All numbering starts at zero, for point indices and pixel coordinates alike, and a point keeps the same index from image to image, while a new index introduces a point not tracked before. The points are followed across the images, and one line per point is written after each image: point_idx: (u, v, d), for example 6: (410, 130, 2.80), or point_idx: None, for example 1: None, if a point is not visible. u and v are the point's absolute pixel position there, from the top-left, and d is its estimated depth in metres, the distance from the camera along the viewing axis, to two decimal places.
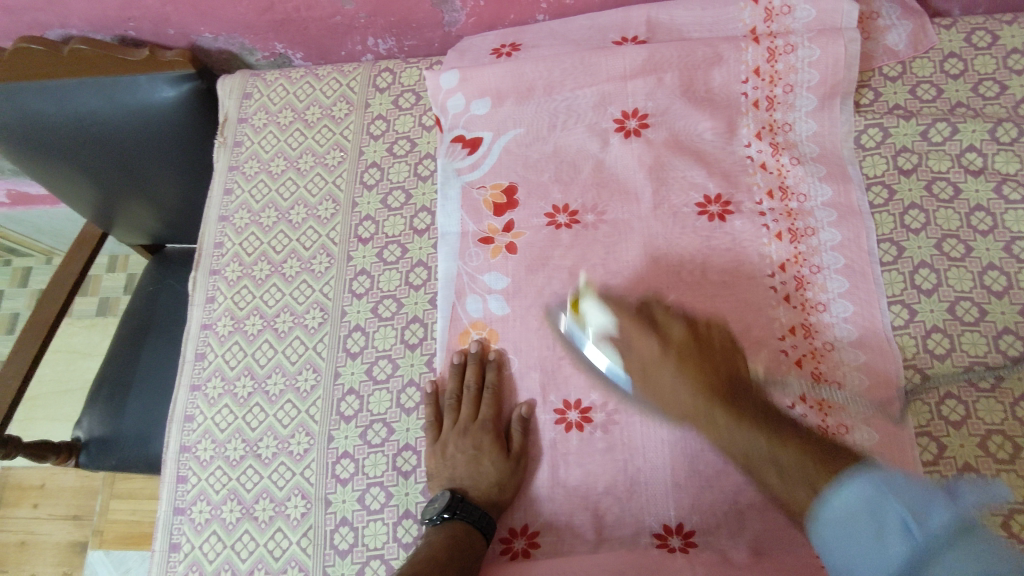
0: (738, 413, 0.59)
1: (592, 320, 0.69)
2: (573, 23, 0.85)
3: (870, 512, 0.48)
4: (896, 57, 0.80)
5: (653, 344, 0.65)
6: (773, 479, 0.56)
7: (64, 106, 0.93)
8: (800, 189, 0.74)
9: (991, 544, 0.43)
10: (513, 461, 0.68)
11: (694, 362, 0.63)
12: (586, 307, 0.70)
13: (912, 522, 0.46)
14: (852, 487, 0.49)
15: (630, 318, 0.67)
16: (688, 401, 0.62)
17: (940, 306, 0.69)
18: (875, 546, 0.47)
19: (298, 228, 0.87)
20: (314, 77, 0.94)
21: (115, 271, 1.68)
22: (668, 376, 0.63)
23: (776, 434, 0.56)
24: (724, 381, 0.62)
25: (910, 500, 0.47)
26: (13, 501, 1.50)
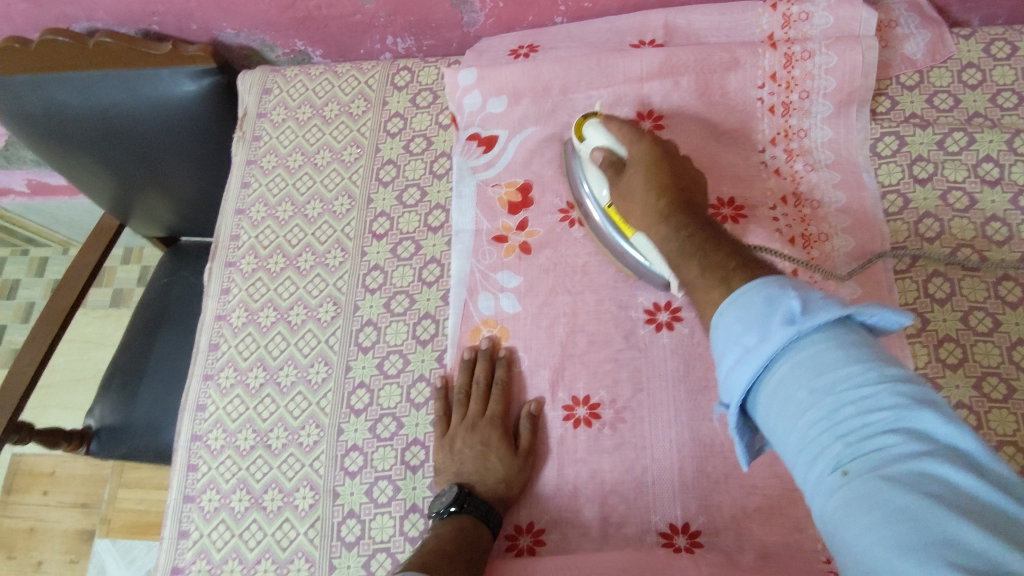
0: (688, 222, 0.58)
1: (592, 140, 0.70)
2: (591, 25, 0.86)
3: (765, 306, 0.45)
4: (914, 65, 0.80)
5: (644, 149, 0.66)
6: (692, 268, 0.54)
7: (88, 97, 0.94)
8: (813, 196, 0.75)
9: (870, 356, 0.41)
10: (521, 456, 0.68)
11: (669, 172, 0.64)
12: (587, 130, 0.71)
13: (799, 313, 0.43)
14: (755, 287, 0.46)
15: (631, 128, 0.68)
16: (643, 205, 0.63)
17: (953, 315, 0.69)
18: (756, 339, 0.44)
19: (313, 223, 0.88)
20: (333, 74, 0.95)
21: (130, 263, 1.70)
22: (641, 174, 0.64)
23: (715, 241, 0.55)
24: (684, 197, 0.62)
25: (805, 295, 0.44)
26: (24, 487, 1.52)
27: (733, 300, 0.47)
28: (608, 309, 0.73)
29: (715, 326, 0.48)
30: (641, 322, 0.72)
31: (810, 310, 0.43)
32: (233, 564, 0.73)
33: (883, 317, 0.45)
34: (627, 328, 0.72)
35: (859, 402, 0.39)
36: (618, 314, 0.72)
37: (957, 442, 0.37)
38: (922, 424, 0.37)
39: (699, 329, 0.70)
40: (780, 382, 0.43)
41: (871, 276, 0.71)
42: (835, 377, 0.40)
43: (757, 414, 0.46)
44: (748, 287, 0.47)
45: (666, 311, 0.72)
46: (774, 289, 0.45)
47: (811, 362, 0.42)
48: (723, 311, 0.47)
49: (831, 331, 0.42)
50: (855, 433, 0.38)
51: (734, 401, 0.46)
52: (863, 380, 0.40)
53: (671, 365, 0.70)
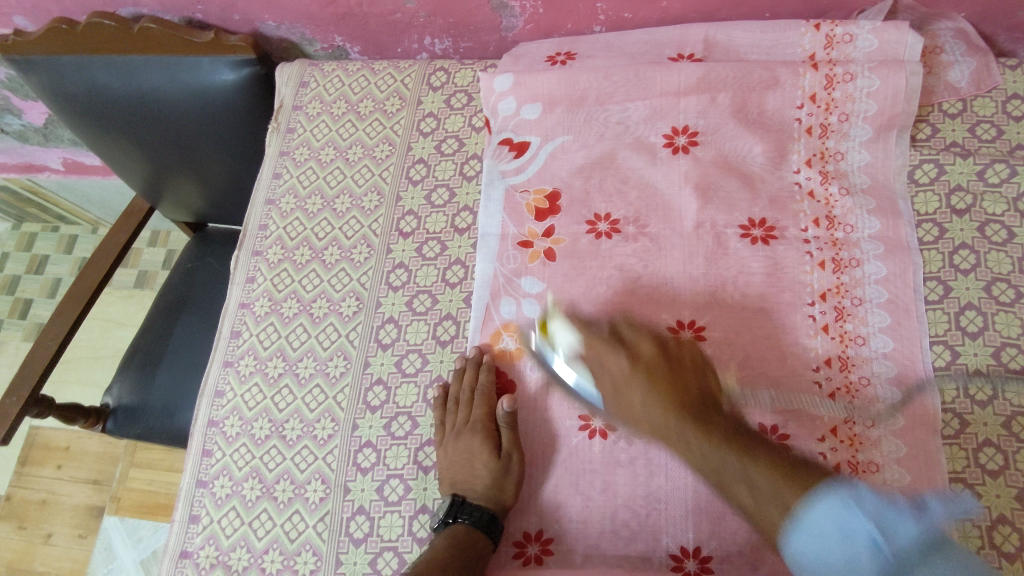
0: (718, 432, 0.59)
1: (559, 337, 0.69)
2: (629, 36, 0.86)
3: (839, 532, 0.50)
4: (957, 93, 0.78)
5: (623, 361, 0.65)
6: (742, 494, 0.56)
7: (129, 80, 0.96)
8: (847, 220, 0.73)
9: (954, 559, 0.48)
10: (504, 458, 0.69)
11: (667, 380, 0.63)
12: (553, 328, 0.69)
13: (881, 540, 0.49)
14: (819, 508, 0.51)
15: (597, 336, 0.67)
16: (656, 415, 0.62)
17: (985, 350, 0.67)
18: (845, 563, 0.50)
19: (341, 217, 0.88)
20: (370, 71, 0.95)
21: (156, 246, 1.73)
22: (637, 395, 0.64)
23: (744, 446, 0.57)
24: (693, 395, 0.62)
25: (877, 513, 0.50)
26: (38, 460, 1.54)
27: (799, 528, 0.51)
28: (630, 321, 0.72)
29: (784, 546, 0.53)
30: None
31: (888, 533, 0.49)
32: (240, 552, 0.73)
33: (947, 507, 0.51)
34: None
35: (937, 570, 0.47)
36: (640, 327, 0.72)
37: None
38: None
39: (722, 347, 0.69)
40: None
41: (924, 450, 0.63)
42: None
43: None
44: (815, 507, 0.51)
45: (689, 331, 0.71)
46: (839, 505, 0.51)
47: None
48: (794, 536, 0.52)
49: (913, 550, 0.48)
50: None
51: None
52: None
53: None
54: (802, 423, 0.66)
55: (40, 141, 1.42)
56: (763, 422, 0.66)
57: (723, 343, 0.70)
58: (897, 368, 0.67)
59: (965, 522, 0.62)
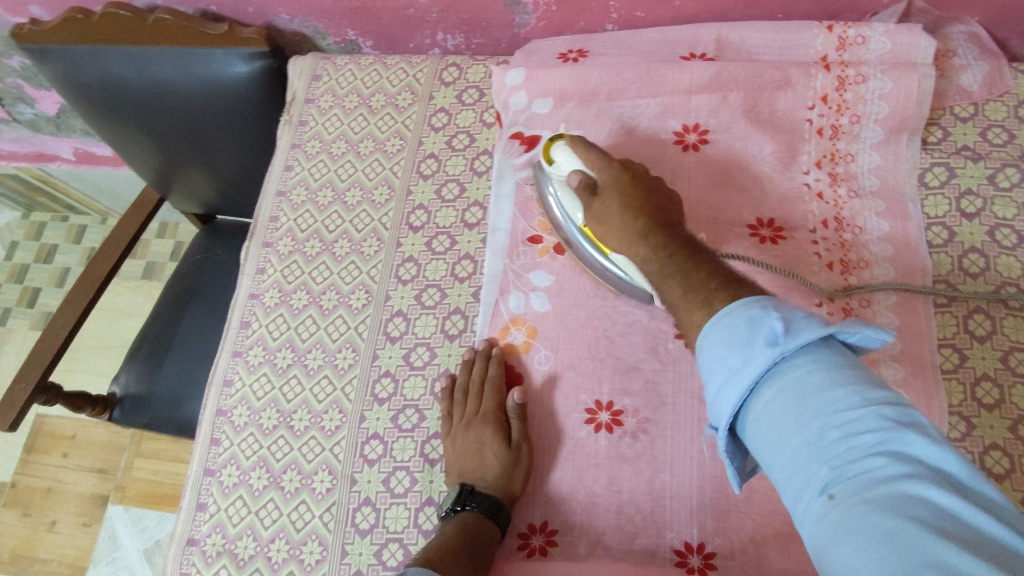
0: (671, 243, 0.56)
1: (564, 159, 0.68)
2: (642, 35, 0.86)
3: (747, 326, 0.44)
4: (969, 97, 0.78)
5: (614, 173, 0.64)
6: (674, 289, 0.52)
7: (143, 71, 0.97)
8: (855, 222, 0.73)
9: (854, 374, 0.40)
10: (515, 449, 0.68)
11: (649, 192, 0.62)
12: (558, 149, 0.69)
13: (780, 337, 0.42)
14: (739, 310, 0.46)
15: (598, 151, 0.65)
16: (624, 223, 0.60)
17: (993, 354, 0.67)
18: (739, 362, 0.43)
19: (352, 211, 0.89)
20: (382, 65, 0.96)
21: (164, 238, 1.74)
22: (612, 207, 0.62)
23: (693, 262, 0.53)
24: (662, 212, 0.60)
25: (787, 316, 0.43)
26: (44, 448, 1.55)
27: (714, 321, 0.46)
28: (638, 318, 0.72)
29: (701, 347, 0.47)
30: (671, 336, 0.71)
31: (791, 330, 0.42)
32: (247, 541, 0.74)
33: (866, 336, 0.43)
34: (656, 337, 0.71)
35: (847, 425, 0.38)
36: (648, 324, 0.72)
37: (942, 465, 0.36)
38: (910, 449, 0.37)
39: None
40: (769, 408, 0.42)
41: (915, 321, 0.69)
42: (817, 397, 0.40)
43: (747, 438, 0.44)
44: (733, 309, 0.46)
45: None
46: (757, 309, 0.45)
47: (792, 383, 0.41)
48: (705, 337, 0.47)
49: (813, 352, 0.41)
50: (843, 460, 0.37)
51: (725, 422, 0.45)
52: (842, 396, 0.39)
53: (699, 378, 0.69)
54: None
55: (52, 130, 1.43)
56: None
57: None
58: (905, 371, 0.67)
59: None
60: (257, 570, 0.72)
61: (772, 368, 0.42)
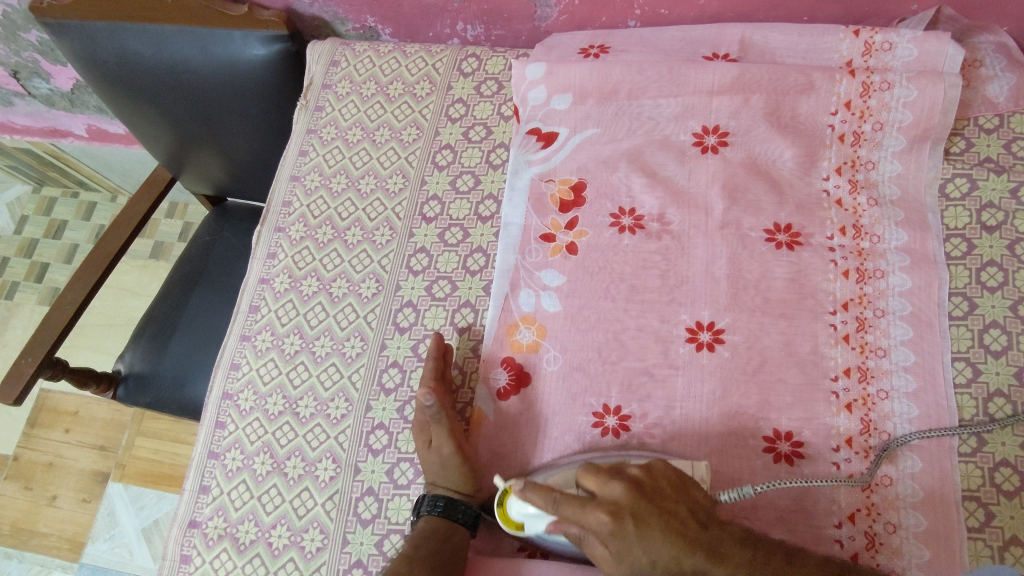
0: (737, 556, 0.56)
1: (532, 516, 0.61)
2: (664, 32, 0.85)
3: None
4: (995, 109, 0.77)
5: (605, 521, 0.57)
6: None
7: (161, 50, 0.96)
8: (874, 230, 0.72)
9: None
10: (435, 450, 0.67)
11: (659, 524, 0.57)
12: (519, 510, 0.62)
13: None
14: None
15: (564, 503, 0.58)
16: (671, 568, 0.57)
17: (1007, 370, 0.66)
18: None
19: (366, 198, 0.89)
20: (401, 54, 0.95)
21: (173, 218, 1.74)
22: (642, 555, 0.57)
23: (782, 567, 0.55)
24: (686, 512, 0.58)
25: None
26: (47, 423, 1.56)
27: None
28: (650, 317, 0.71)
29: None
30: (682, 338, 0.70)
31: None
32: (249, 525, 0.74)
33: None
34: (667, 339, 0.70)
35: None
36: (659, 323, 0.71)
37: None
38: None
39: (740, 349, 0.69)
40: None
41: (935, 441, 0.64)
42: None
43: None
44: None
45: (708, 331, 0.70)
46: None
47: None
48: None
49: None
50: None
51: None
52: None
53: (709, 382, 0.68)
54: (817, 430, 0.66)
55: (65, 106, 1.43)
56: (778, 428, 0.66)
57: (742, 346, 0.69)
58: (918, 382, 0.66)
59: (977, 541, 0.61)
60: (258, 555, 0.72)
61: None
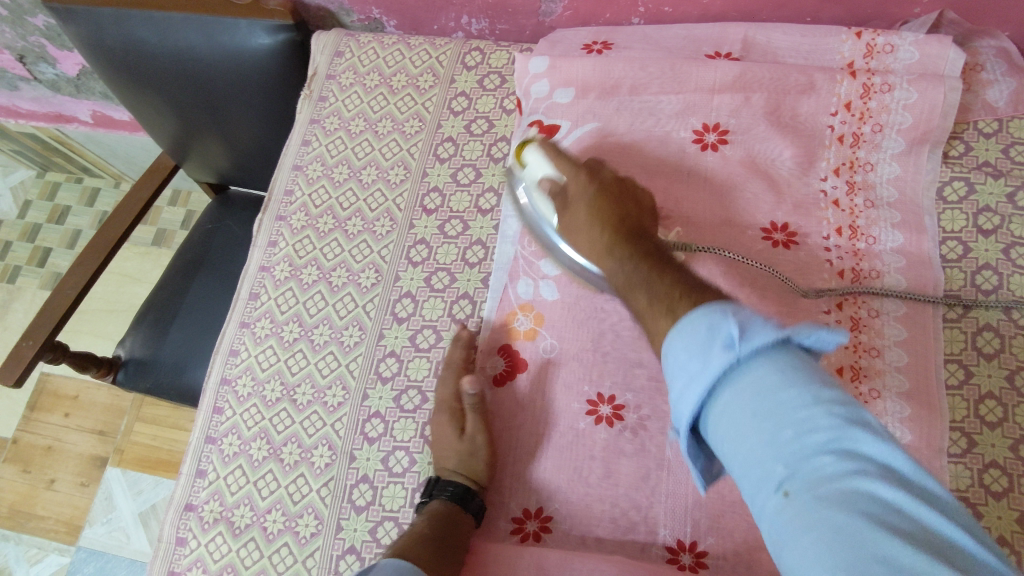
0: (633, 250, 0.56)
1: (534, 161, 0.71)
2: (667, 30, 0.85)
3: (705, 329, 0.41)
4: (994, 113, 0.77)
5: (582, 177, 0.66)
6: (640, 299, 0.51)
7: (166, 38, 0.96)
8: (871, 231, 0.73)
9: (808, 372, 0.39)
10: (468, 438, 0.69)
11: (614, 198, 0.63)
12: (530, 153, 0.72)
13: (737, 340, 0.39)
14: (696, 311, 0.42)
15: (567, 161, 0.68)
16: (591, 233, 0.61)
17: (999, 372, 0.67)
18: (699, 369, 0.41)
19: (367, 189, 0.89)
20: (405, 45, 0.96)
21: (176, 206, 1.75)
22: (581, 209, 0.63)
23: (659, 270, 0.52)
24: (629, 218, 0.61)
25: (745, 317, 0.40)
26: (47, 406, 1.57)
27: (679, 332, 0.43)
28: None
29: (664, 352, 0.44)
30: None
31: (747, 334, 0.40)
32: (244, 510, 0.74)
33: (822, 338, 0.40)
34: None
35: (806, 432, 0.37)
36: None
37: (897, 463, 0.35)
38: (862, 448, 0.36)
39: None
40: (726, 408, 0.40)
41: (927, 439, 0.64)
42: (770, 394, 0.38)
43: (709, 440, 0.42)
44: (692, 314, 0.43)
45: None
46: (714, 310, 0.41)
47: (759, 392, 0.38)
48: (666, 342, 0.44)
49: (769, 358, 0.39)
50: (799, 460, 0.36)
51: (682, 426, 0.43)
52: (797, 396, 0.37)
53: None
54: None
55: (71, 92, 1.44)
56: None
57: None
58: (911, 383, 0.66)
59: None
60: (253, 539, 0.73)
61: (729, 369, 0.39)
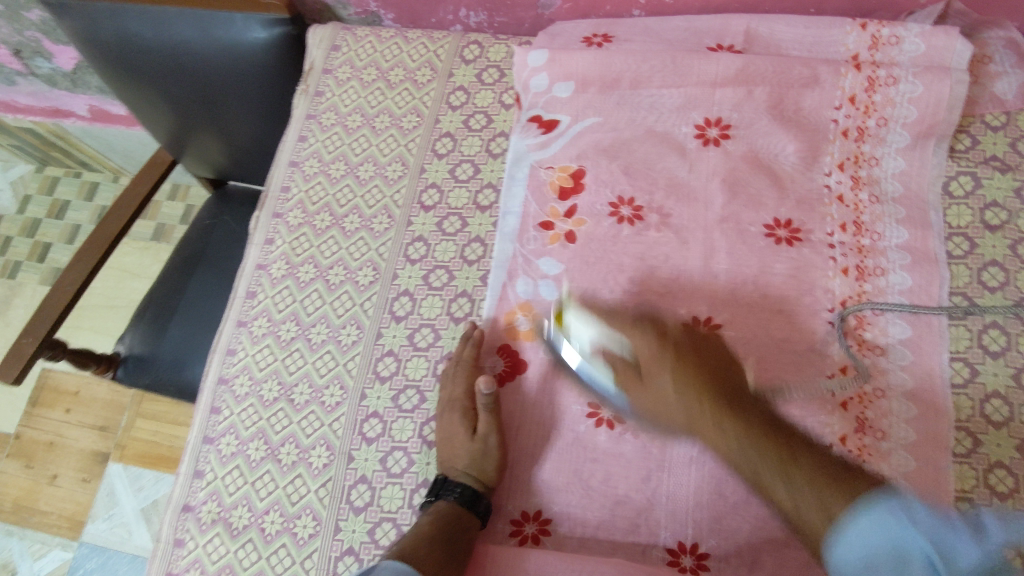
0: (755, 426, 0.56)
1: (579, 329, 0.67)
2: (669, 22, 0.84)
3: (879, 533, 0.46)
4: (1002, 106, 0.76)
5: (650, 343, 0.65)
6: (779, 490, 0.52)
7: (161, 32, 0.95)
8: (875, 227, 0.72)
9: None
10: (482, 439, 0.68)
11: (694, 364, 0.62)
12: (571, 317, 0.69)
13: (939, 562, 0.45)
14: (872, 514, 0.47)
15: (618, 324, 0.67)
16: (685, 406, 0.61)
17: (1005, 370, 0.66)
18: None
19: (364, 185, 0.88)
20: (403, 39, 0.94)
21: (175, 200, 1.74)
22: (668, 385, 0.62)
23: (789, 451, 0.53)
24: (730, 388, 0.60)
25: (930, 530, 0.45)
26: (48, 402, 1.57)
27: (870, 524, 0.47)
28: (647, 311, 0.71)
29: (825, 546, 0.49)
30: None
31: (949, 553, 0.45)
32: (242, 510, 0.74)
33: None
34: None
35: None
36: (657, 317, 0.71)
37: None
38: None
39: (738, 346, 0.68)
40: None
41: (932, 440, 0.64)
42: None
43: None
44: (862, 512, 0.47)
45: (705, 327, 0.69)
46: (893, 517, 0.46)
47: None
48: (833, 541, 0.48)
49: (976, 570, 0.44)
50: None
51: None
52: None
53: None
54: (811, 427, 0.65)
55: (67, 86, 1.43)
56: None
57: (740, 342, 0.68)
58: (914, 381, 0.66)
59: None
60: (251, 540, 0.72)
61: None
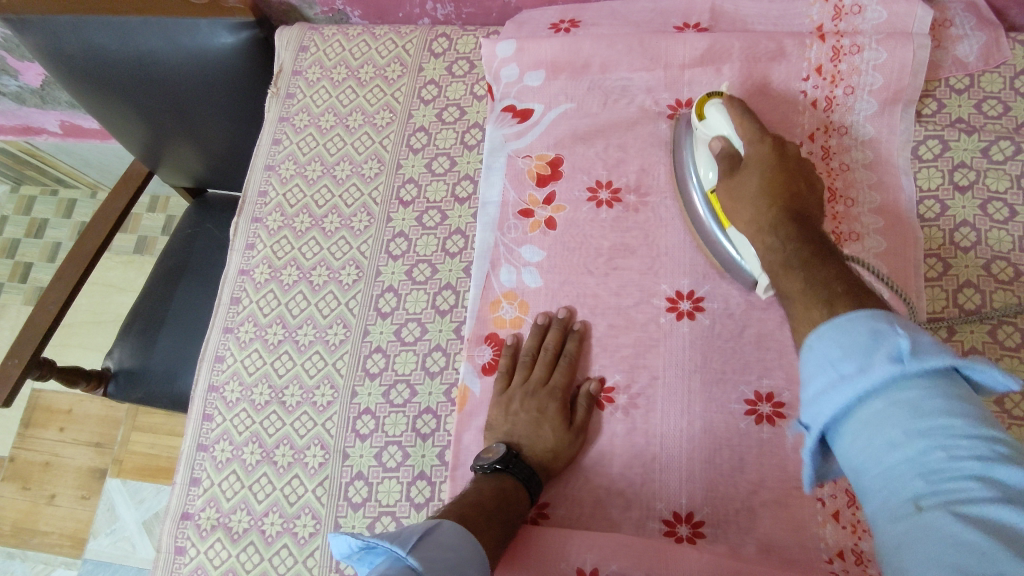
0: (799, 234, 0.55)
1: (715, 117, 0.68)
2: (635, 4, 0.84)
3: (867, 337, 0.41)
4: (965, 69, 0.77)
5: (763, 151, 0.63)
6: (794, 282, 0.51)
7: (127, 43, 0.94)
8: (848, 194, 0.73)
9: (961, 410, 0.36)
10: (573, 433, 0.66)
11: (788, 186, 0.61)
12: (713, 104, 0.70)
13: (905, 355, 0.39)
14: (862, 324, 0.41)
15: (751, 122, 0.66)
16: (755, 206, 0.60)
17: (981, 327, 0.67)
18: (853, 369, 0.40)
19: (341, 185, 0.88)
20: (371, 37, 0.94)
21: (155, 212, 1.73)
22: (754, 180, 0.62)
23: (820, 258, 0.52)
24: (802, 214, 0.59)
25: (914, 335, 0.40)
26: (42, 422, 1.56)
27: (836, 325, 0.43)
28: (630, 292, 0.72)
29: (818, 341, 0.43)
30: (663, 309, 0.70)
31: (917, 352, 0.39)
32: (241, 515, 0.75)
33: (991, 377, 0.39)
34: (646, 311, 0.71)
35: (952, 450, 0.35)
36: (639, 297, 0.72)
37: (989, 468, 0.34)
38: (995, 474, 0.34)
39: (720, 318, 0.69)
40: (866, 424, 0.38)
41: None
42: (912, 410, 0.37)
43: (840, 434, 0.40)
44: (856, 320, 0.42)
45: (688, 300, 0.70)
46: (885, 326, 0.41)
47: (909, 404, 0.37)
48: (820, 335, 0.43)
49: (936, 379, 0.38)
50: (936, 471, 0.35)
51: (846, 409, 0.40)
52: (949, 411, 0.36)
53: (689, 351, 0.68)
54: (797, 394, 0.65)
55: (37, 103, 1.41)
56: (759, 390, 0.65)
57: (722, 314, 0.69)
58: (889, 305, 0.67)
59: None
60: (252, 543, 0.73)
61: (889, 389, 0.38)
